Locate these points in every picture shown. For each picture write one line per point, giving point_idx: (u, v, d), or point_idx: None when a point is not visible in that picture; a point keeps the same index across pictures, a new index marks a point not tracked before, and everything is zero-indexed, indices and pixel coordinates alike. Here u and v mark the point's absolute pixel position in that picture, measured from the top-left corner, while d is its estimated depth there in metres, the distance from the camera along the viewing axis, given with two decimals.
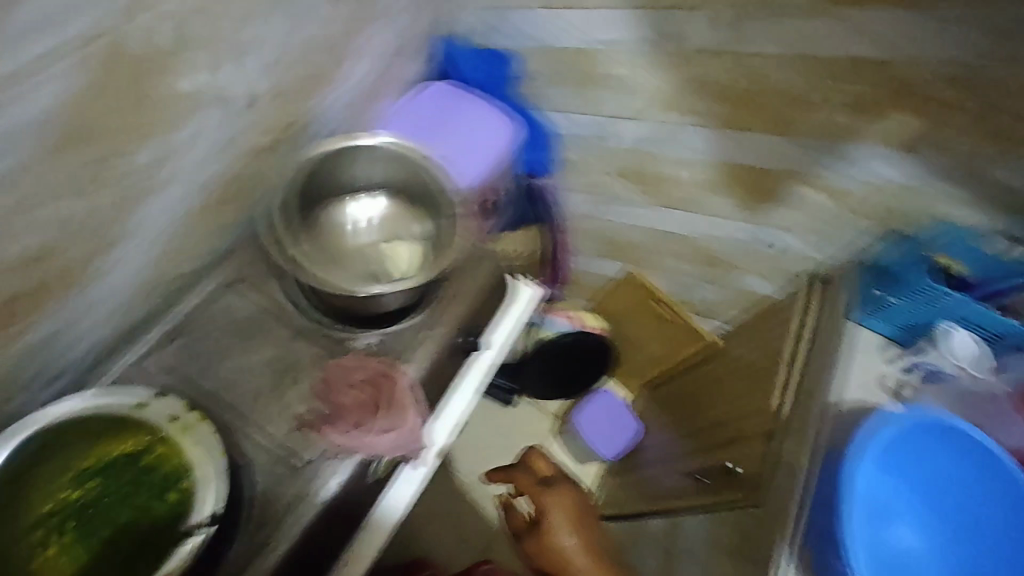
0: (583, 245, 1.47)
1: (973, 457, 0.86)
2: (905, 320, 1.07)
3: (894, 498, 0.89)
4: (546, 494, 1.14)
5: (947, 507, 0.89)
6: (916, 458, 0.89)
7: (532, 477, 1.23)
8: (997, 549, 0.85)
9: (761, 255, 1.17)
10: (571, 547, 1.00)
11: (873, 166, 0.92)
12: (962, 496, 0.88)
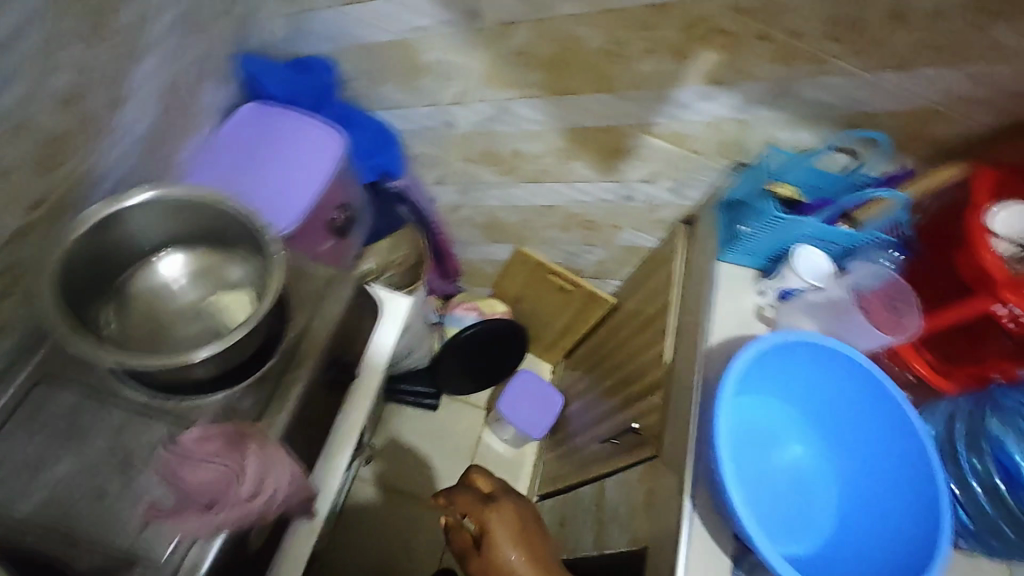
0: (464, 235, 1.44)
1: (833, 362, 0.81)
2: (765, 249, 0.94)
3: (761, 416, 0.85)
4: (484, 506, 0.86)
5: (815, 410, 0.86)
6: (778, 374, 0.83)
7: (464, 492, 0.89)
8: (871, 445, 0.82)
9: (627, 209, 1.18)
10: (517, 564, 0.83)
11: (700, 105, 0.92)
12: (856, 405, 0.82)
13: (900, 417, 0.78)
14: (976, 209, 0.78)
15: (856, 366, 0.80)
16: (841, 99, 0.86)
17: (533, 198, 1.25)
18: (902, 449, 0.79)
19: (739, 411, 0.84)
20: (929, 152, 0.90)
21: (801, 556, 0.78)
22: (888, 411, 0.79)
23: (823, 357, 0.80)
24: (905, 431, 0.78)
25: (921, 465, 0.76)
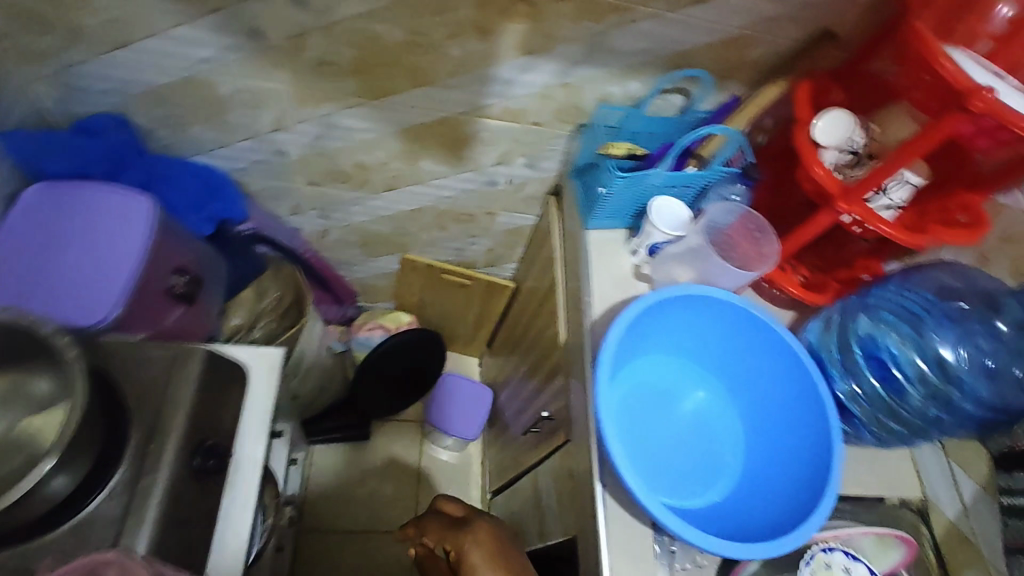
0: (346, 256, 1.38)
1: (705, 304, 0.81)
2: (626, 208, 0.92)
3: (655, 374, 0.85)
4: (461, 531, 0.81)
5: (706, 353, 0.86)
6: (660, 330, 0.83)
7: (439, 522, 0.85)
8: (762, 373, 0.83)
9: (493, 193, 1.15)
10: None
11: (523, 78, 0.89)
12: (744, 338, 0.83)
13: (778, 340, 0.80)
14: (799, 125, 0.79)
15: (727, 303, 0.80)
16: (653, 43, 0.85)
17: (397, 204, 1.19)
18: (787, 370, 0.80)
19: (632, 376, 0.84)
20: (752, 76, 0.90)
21: (721, 500, 0.78)
22: (767, 337, 0.80)
23: (695, 302, 0.81)
24: (786, 352, 0.79)
25: (806, 380, 0.78)
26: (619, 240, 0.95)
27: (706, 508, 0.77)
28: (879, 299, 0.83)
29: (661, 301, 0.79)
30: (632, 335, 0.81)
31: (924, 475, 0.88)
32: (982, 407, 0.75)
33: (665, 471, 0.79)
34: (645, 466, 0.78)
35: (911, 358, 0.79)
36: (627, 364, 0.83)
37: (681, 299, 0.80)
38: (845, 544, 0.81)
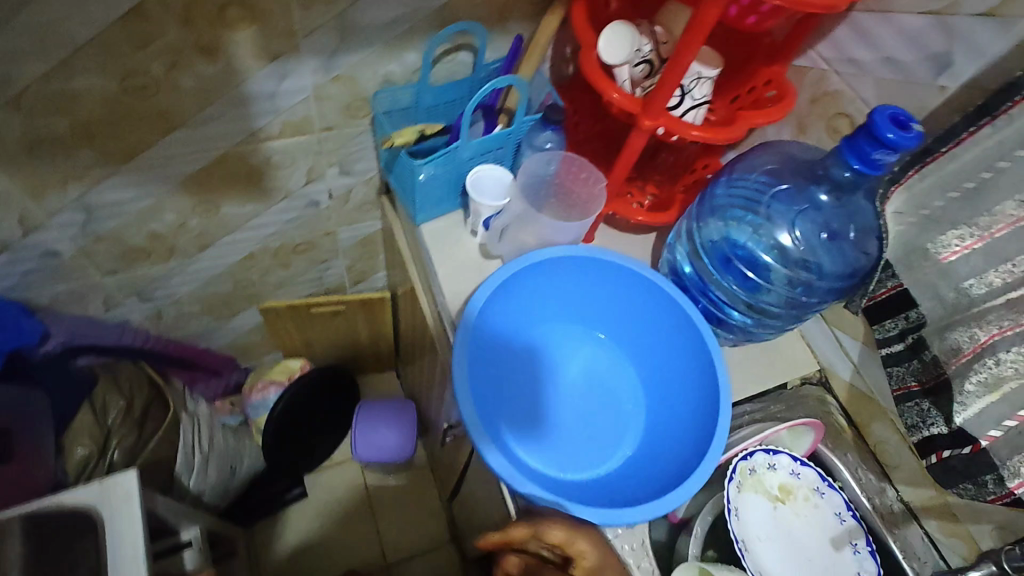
0: (199, 325, 1.24)
1: (553, 267, 0.77)
2: (447, 190, 0.85)
3: (534, 351, 0.81)
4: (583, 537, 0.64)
5: (577, 311, 0.83)
6: (520, 308, 0.79)
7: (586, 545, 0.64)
8: (633, 311, 0.80)
9: (321, 212, 1.06)
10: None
11: (283, 88, 0.79)
12: (610, 285, 0.80)
13: (633, 276, 0.77)
14: (584, 52, 0.73)
15: (571, 259, 0.77)
16: (406, 6, 0.75)
17: (222, 256, 1.06)
18: (652, 301, 0.78)
19: (510, 364, 0.80)
20: (526, 8, 0.83)
21: (633, 453, 0.77)
22: (622, 277, 0.78)
23: (541, 270, 0.77)
24: (644, 285, 0.77)
25: (670, 306, 0.76)
26: (457, 225, 0.88)
27: (618, 469, 0.75)
28: (716, 199, 0.81)
29: (503, 284, 0.75)
30: (489, 327, 0.77)
31: (814, 344, 0.89)
32: (832, 274, 0.76)
33: (571, 447, 0.76)
34: (550, 452, 0.75)
35: (759, 246, 0.79)
36: (499, 355, 0.79)
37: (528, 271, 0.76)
38: (763, 443, 0.83)
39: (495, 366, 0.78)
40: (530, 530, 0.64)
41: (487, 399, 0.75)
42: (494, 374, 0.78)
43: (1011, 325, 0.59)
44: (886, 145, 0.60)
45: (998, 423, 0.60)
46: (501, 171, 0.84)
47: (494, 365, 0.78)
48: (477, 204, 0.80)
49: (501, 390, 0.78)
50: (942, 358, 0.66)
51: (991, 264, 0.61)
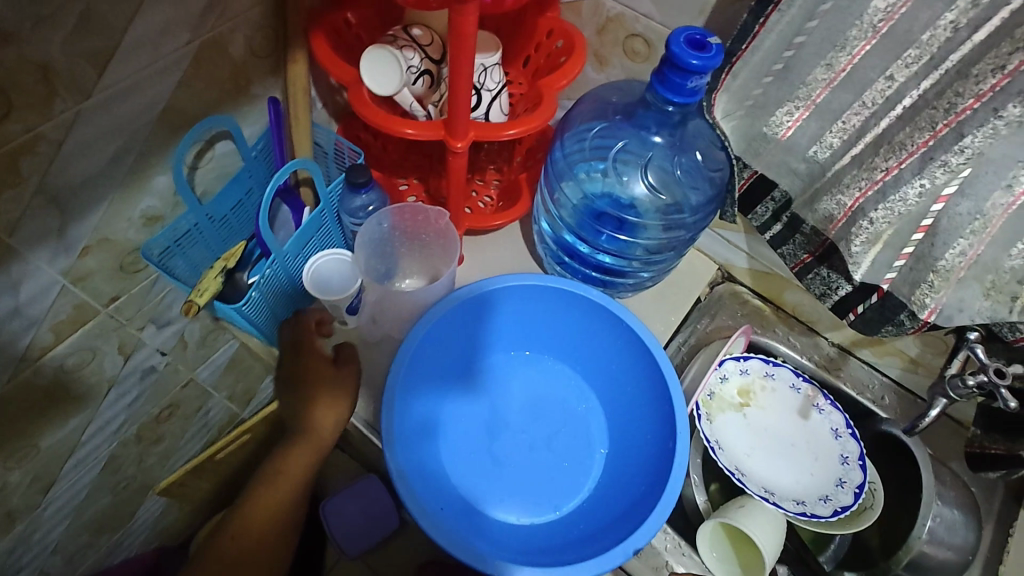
0: (99, 548, 1.05)
1: (444, 323, 0.71)
2: (285, 298, 0.73)
3: (471, 407, 0.76)
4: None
5: (489, 345, 0.78)
6: (432, 379, 0.73)
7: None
8: (540, 315, 0.77)
9: (162, 374, 0.89)
10: None
11: (23, 296, 0.61)
12: (505, 304, 0.75)
13: (523, 287, 0.73)
14: (352, 91, 0.62)
15: (458, 306, 0.71)
16: (124, 132, 0.60)
17: (78, 479, 0.87)
18: (552, 299, 0.75)
19: (454, 435, 0.74)
20: (262, 64, 0.69)
21: (608, 449, 0.75)
22: (515, 293, 0.74)
23: (433, 333, 0.70)
24: (538, 290, 0.73)
25: (572, 296, 0.73)
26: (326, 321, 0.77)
27: (605, 473, 0.74)
28: (556, 162, 0.78)
29: (406, 372, 0.67)
30: (413, 418, 0.70)
31: (708, 247, 0.89)
32: (693, 198, 0.76)
33: (552, 479, 0.73)
34: (537, 498, 0.72)
35: (618, 200, 0.77)
36: (439, 438, 0.73)
37: (422, 344, 0.69)
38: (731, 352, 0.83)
39: (440, 449, 0.72)
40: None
41: (451, 486, 0.70)
42: (443, 459, 0.72)
43: (868, 183, 0.60)
44: (695, 73, 0.57)
45: (891, 266, 0.64)
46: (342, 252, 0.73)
47: (438, 447, 0.72)
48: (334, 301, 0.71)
49: (459, 466, 0.72)
50: (820, 226, 0.68)
51: (825, 126, 0.62)
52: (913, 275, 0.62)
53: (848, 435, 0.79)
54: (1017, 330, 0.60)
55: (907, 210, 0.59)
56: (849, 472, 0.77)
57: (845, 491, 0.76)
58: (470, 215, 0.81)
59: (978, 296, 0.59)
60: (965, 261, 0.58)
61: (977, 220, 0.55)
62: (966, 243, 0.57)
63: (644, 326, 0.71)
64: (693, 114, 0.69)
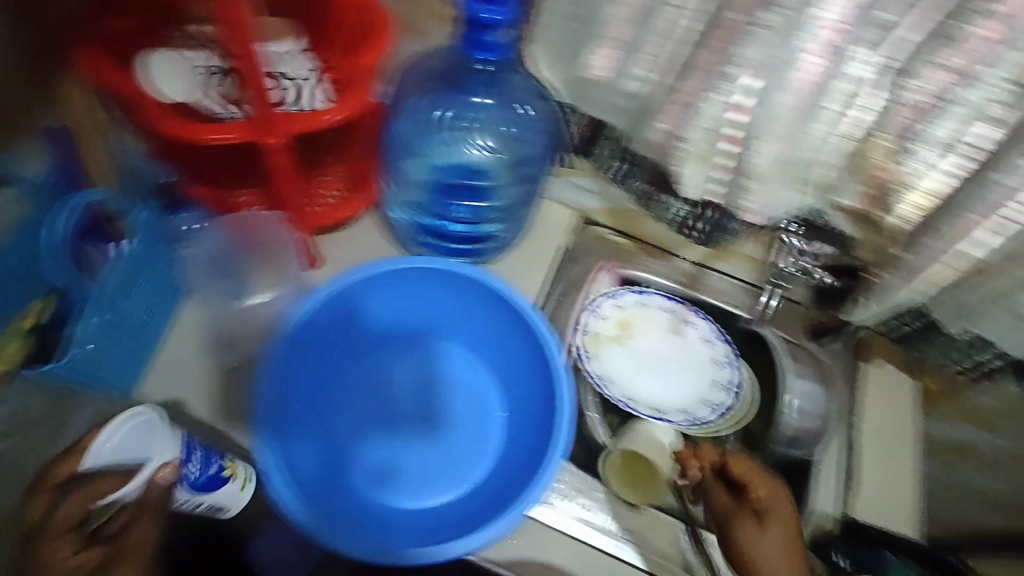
0: None
1: (301, 336, 0.68)
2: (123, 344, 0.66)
3: (356, 410, 0.75)
4: (790, 539, 0.66)
5: (363, 342, 0.76)
6: (305, 397, 0.72)
7: (779, 530, 0.67)
8: (402, 301, 0.75)
9: None
10: (768, 539, 0.66)
11: None
12: (361, 300, 0.72)
13: (376, 278, 0.70)
14: (142, 106, 0.56)
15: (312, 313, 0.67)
16: None
17: None
18: (411, 282, 0.73)
19: (347, 443, 0.73)
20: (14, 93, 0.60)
21: (504, 409, 0.76)
22: (370, 285, 0.71)
23: (292, 350, 0.68)
24: (393, 277, 0.71)
25: (428, 274, 0.72)
26: (188, 354, 0.72)
27: (505, 432, 0.75)
28: (398, 137, 0.77)
29: (270, 399, 0.65)
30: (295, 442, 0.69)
31: (559, 198, 0.91)
32: (530, 150, 0.79)
33: (456, 454, 0.74)
34: (446, 477, 0.73)
35: (463, 167, 0.78)
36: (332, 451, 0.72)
37: (280, 365, 0.66)
38: (604, 291, 0.88)
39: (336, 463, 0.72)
40: (763, 481, 0.69)
41: (355, 496, 0.70)
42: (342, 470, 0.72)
43: (674, 105, 0.64)
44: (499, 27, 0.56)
45: (713, 180, 0.68)
46: (150, 410, 0.61)
47: (333, 462, 0.72)
48: (170, 462, 0.61)
49: (358, 471, 0.72)
50: (647, 156, 0.73)
51: (630, 61, 0.65)
52: (728, 186, 0.67)
53: (719, 341, 0.86)
54: (823, 215, 0.69)
55: (713, 125, 0.63)
56: (720, 372, 0.85)
57: (720, 390, 0.84)
58: (320, 214, 0.78)
59: (789, 192, 0.66)
60: (767, 162, 0.63)
61: (772, 122, 0.59)
62: (765, 145, 0.61)
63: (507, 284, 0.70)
64: (506, 66, 0.73)
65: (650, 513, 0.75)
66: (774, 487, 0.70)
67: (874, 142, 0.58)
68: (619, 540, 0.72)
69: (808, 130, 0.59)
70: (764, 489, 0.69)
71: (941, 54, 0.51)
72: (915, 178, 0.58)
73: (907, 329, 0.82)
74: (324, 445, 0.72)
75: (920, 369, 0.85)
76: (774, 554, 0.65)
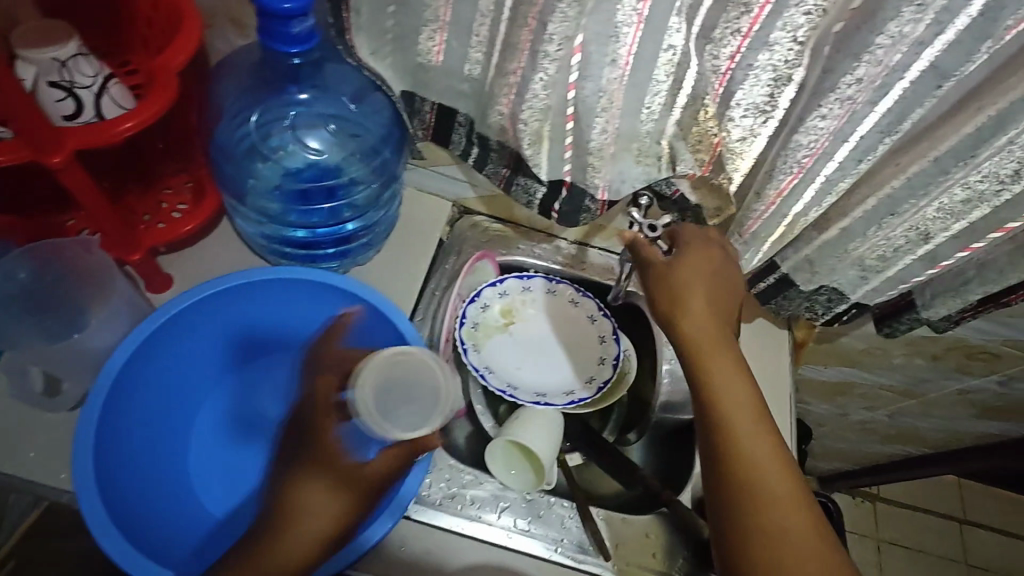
0: None
1: (137, 373, 0.65)
2: None
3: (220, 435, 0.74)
4: (710, 277, 0.65)
5: (210, 367, 0.74)
6: (157, 434, 0.69)
7: (692, 287, 0.65)
8: (248, 315, 0.73)
9: None
10: (693, 302, 0.64)
11: None
12: (200, 322, 0.70)
13: (209, 295, 0.68)
14: None
15: (142, 342, 0.64)
16: None
17: None
18: (248, 298, 0.71)
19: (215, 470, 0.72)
20: None
21: None
22: (203, 309, 0.68)
23: (129, 390, 0.65)
24: (228, 293, 0.69)
25: (267, 283, 0.70)
26: (16, 409, 0.66)
27: None
28: (222, 142, 0.72)
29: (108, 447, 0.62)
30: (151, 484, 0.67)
31: (434, 191, 0.90)
32: (375, 138, 0.75)
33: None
34: None
35: (301, 170, 0.75)
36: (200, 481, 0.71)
37: (115, 409, 0.63)
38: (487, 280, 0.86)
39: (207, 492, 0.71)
40: (679, 236, 0.68)
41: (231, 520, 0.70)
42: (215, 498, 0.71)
43: (508, 88, 0.62)
44: (294, 16, 0.53)
45: (563, 159, 0.68)
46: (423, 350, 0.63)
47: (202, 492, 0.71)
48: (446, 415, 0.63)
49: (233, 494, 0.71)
50: (499, 139, 0.71)
51: (465, 43, 0.64)
52: (577, 164, 0.67)
53: (602, 316, 0.86)
54: (671, 184, 0.69)
55: (549, 104, 0.61)
56: (606, 348, 0.85)
57: (606, 366, 0.84)
58: (162, 230, 0.73)
59: (632, 164, 0.67)
60: (609, 137, 0.64)
61: (603, 97, 0.60)
62: (603, 121, 0.62)
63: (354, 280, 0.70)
64: (329, 55, 0.68)
65: (542, 498, 0.75)
66: (701, 240, 0.67)
67: (702, 108, 0.59)
68: (511, 531, 0.72)
69: (644, 103, 0.61)
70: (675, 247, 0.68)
71: (734, 19, 0.50)
72: (744, 143, 0.59)
73: (761, 287, 0.78)
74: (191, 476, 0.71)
75: (792, 320, 0.89)
76: (696, 304, 0.64)
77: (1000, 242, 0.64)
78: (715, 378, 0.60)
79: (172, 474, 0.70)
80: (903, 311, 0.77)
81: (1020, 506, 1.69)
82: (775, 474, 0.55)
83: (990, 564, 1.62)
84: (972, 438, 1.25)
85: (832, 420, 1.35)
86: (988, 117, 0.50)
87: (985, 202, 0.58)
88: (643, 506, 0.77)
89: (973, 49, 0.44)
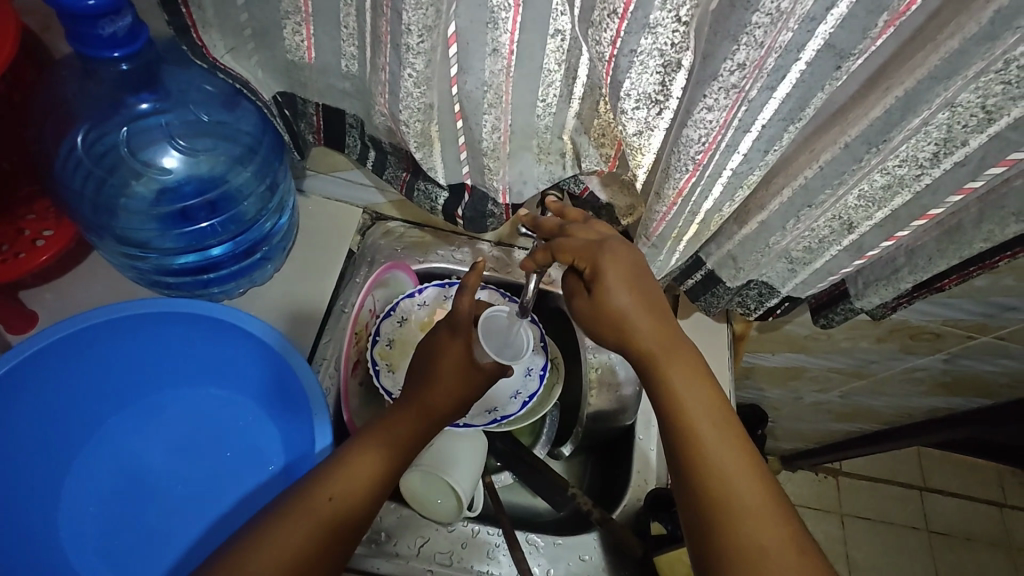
0: None
1: None
2: None
3: (106, 470, 0.70)
4: (639, 275, 0.56)
5: (79, 426, 0.69)
6: (26, 484, 0.65)
7: (618, 290, 0.55)
8: (120, 350, 0.67)
9: None
10: (627, 308, 0.55)
11: None
12: (62, 367, 0.64)
13: (52, 355, 0.62)
14: None
15: None
16: None
17: None
18: (112, 344, 0.66)
19: (101, 506, 0.69)
20: None
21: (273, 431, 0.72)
22: (58, 352, 0.62)
23: None
24: (87, 340, 0.63)
25: (128, 325, 0.65)
26: None
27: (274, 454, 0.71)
28: (78, 166, 0.64)
29: None
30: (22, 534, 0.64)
31: (340, 198, 0.83)
32: (249, 142, 0.68)
33: (220, 500, 0.71)
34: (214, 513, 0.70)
35: (171, 188, 0.67)
36: (83, 519, 0.68)
37: None
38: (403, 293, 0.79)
39: (93, 529, 0.68)
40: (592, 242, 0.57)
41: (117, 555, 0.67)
42: (101, 534, 0.68)
43: (382, 86, 0.55)
44: (105, 14, 0.46)
45: (460, 160, 0.62)
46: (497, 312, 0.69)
47: (86, 530, 0.67)
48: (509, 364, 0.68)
49: (118, 529, 0.68)
50: (390, 141, 0.65)
51: (335, 35, 0.56)
52: (474, 165, 0.61)
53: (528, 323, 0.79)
54: (580, 182, 0.65)
55: (430, 102, 0.55)
56: (533, 356, 0.78)
57: (532, 377, 0.77)
58: (19, 261, 0.65)
59: (532, 162, 0.63)
60: (502, 135, 0.57)
61: (489, 92, 0.53)
62: (492, 118, 0.55)
63: (229, 308, 0.65)
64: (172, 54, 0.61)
65: (466, 528, 0.70)
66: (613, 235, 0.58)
67: (600, 99, 0.54)
68: (431, 567, 0.68)
69: (538, 96, 0.55)
70: (588, 261, 0.56)
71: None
72: (640, 138, 0.52)
73: (690, 282, 0.75)
74: (71, 517, 0.67)
75: (729, 312, 0.85)
76: (632, 314, 0.56)
77: (927, 227, 0.60)
78: (665, 382, 0.54)
79: (48, 519, 0.66)
80: (837, 301, 0.73)
81: (979, 469, 1.70)
82: (736, 472, 0.50)
83: (951, 528, 1.63)
84: (926, 413, 1.23)
85: (785, 403, 1.33)
86: (897, 99, 0.45)
87: (906, 187, 0.52)
88: (575, 525, 0.73)
89: (870, 24, 0.38)
